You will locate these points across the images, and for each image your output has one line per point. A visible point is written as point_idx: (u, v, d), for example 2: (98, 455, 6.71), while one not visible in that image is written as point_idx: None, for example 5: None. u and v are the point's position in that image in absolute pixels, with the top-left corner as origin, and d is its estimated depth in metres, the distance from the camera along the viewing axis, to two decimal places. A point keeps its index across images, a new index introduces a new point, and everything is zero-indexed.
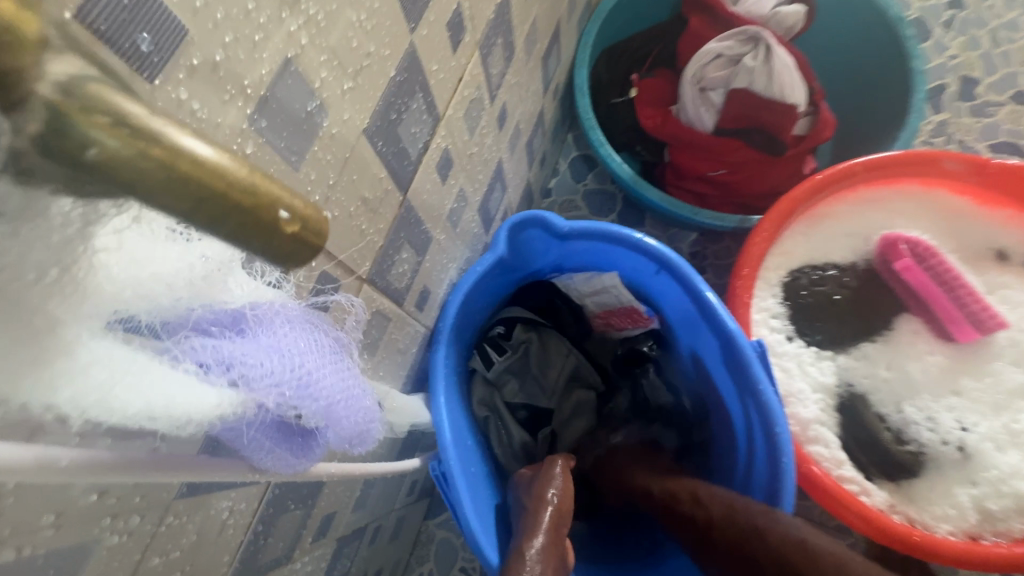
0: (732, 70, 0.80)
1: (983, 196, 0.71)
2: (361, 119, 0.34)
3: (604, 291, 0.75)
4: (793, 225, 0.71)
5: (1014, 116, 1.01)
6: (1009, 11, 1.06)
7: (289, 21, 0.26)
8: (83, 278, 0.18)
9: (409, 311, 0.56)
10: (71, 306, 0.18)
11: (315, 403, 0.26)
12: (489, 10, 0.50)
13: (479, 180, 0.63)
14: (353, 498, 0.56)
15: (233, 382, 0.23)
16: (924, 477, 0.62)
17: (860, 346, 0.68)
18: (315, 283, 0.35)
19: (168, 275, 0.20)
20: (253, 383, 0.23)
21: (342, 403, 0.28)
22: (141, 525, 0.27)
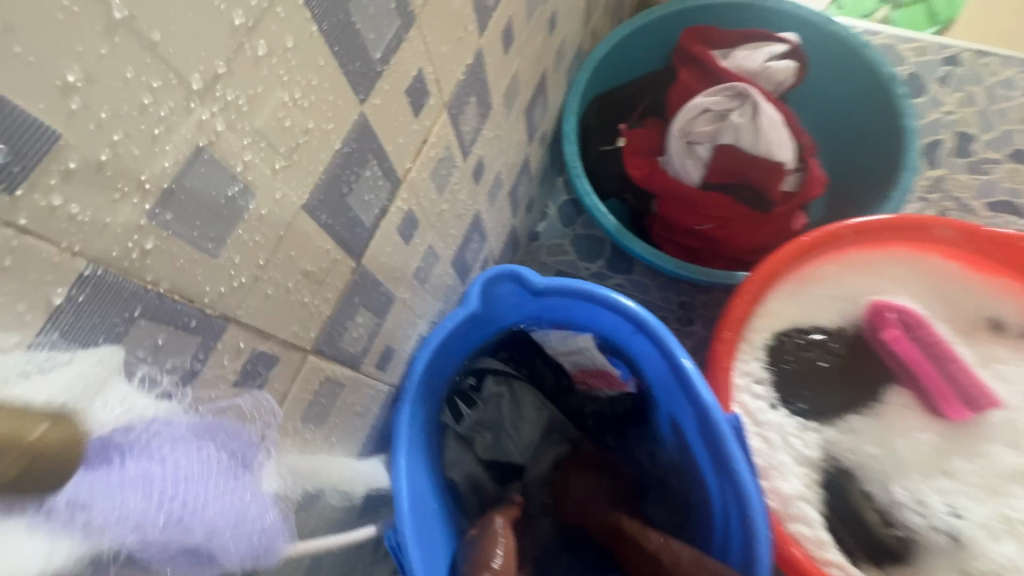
0: (719, 125, 0.79)
1: (976, 262, 0.69)
2: (299, 195, 0.33)
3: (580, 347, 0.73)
4: (778, 287, 0.68)
5: (1012, 175, 0.99)
6: (1005, 69, 1.06)
7: (200, 110, 0.24)
8: None
9: (368, 373, 0.53)
10: None
11: (190, 526, 0.26)
12: (458, 72, 0.49)
13: (452, 234, 0.62)
14: (300, 569, 0.53)
15: (89, 521, 0.23)
16: (913, 565, 0.58)
17: (846, 417, 0.64)
18: (242, 366, 0.33)
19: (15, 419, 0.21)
20: (110, 520, 0.23)
21: (229, 519, 0.28)
22: None
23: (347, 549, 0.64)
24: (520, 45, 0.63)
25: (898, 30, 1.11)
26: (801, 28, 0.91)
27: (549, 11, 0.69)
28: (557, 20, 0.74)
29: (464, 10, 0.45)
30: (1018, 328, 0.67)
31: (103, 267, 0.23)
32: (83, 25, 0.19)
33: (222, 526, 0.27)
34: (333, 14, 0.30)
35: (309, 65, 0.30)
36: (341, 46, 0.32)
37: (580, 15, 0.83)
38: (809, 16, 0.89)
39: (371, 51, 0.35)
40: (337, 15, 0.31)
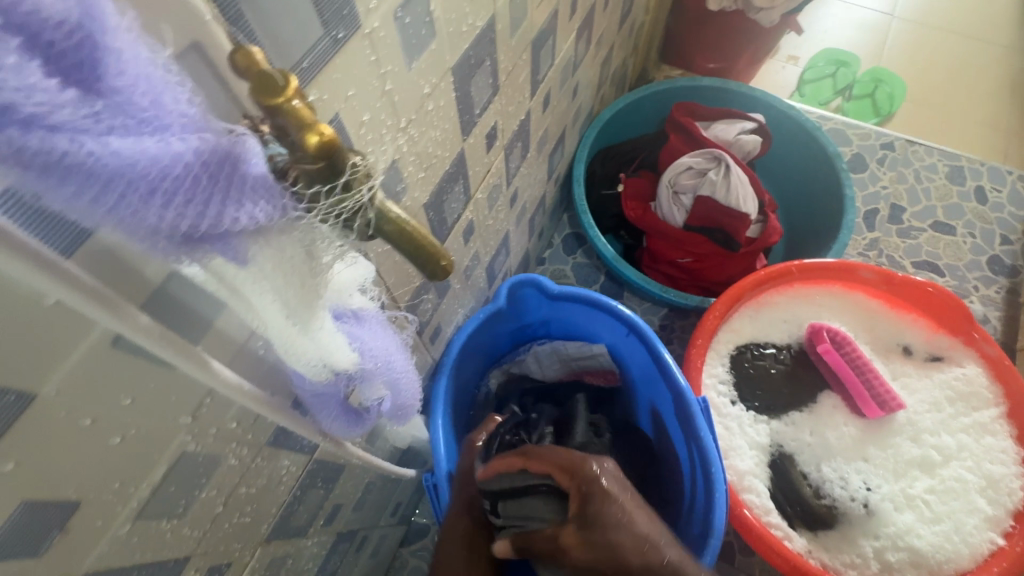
0: (699, 180, 0.99)
1: (892, 301, 0.88)
2: (424, 197, 0.50)
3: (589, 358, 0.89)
4: (740, 309, 0.86)
5: (933, 241, 1.21)
6: (930, 156, 1.30)
7: (400, 139, 0.41)
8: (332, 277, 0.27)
9: (424, 343, 0.69)
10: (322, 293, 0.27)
11: (388, 378, 0.37)
12: (515, 124, 0.67)
13: (490, 244, 0.79)
14: (356, 497, 0.66)
15: (355, 355, 0.33)
16: (837, 529, 0.74)
17: (789, 413, 0.81)
18: None
19: (341, 281, 0.31)
20: (364, 358, 0.34)
21: (403, 383, 0.39)
22: (246, 457, 0.39)
23: (382, 495, 0.77)
24: (552, 107, 0.83)
25: (846, 118, 1.36)
26: (768, 110, 1.14)
27: (574, 83, 0.89)
28: (578, 90, 0.94)
29: (525, 84, 0.64)
30: (924, 354, 0.85)
31: None
32: (375, 92, 0.36)
33: (402, 378, 0.38)
34: (462, 87, 0.48)
35: (446, 116, 0.47)
36: (461, 105, 0.50)
37: (594, 86, 1.04)
38: (773, 102, 1.12)
39: (474, 108, 0.53)
40: (464, 85, 0.49)
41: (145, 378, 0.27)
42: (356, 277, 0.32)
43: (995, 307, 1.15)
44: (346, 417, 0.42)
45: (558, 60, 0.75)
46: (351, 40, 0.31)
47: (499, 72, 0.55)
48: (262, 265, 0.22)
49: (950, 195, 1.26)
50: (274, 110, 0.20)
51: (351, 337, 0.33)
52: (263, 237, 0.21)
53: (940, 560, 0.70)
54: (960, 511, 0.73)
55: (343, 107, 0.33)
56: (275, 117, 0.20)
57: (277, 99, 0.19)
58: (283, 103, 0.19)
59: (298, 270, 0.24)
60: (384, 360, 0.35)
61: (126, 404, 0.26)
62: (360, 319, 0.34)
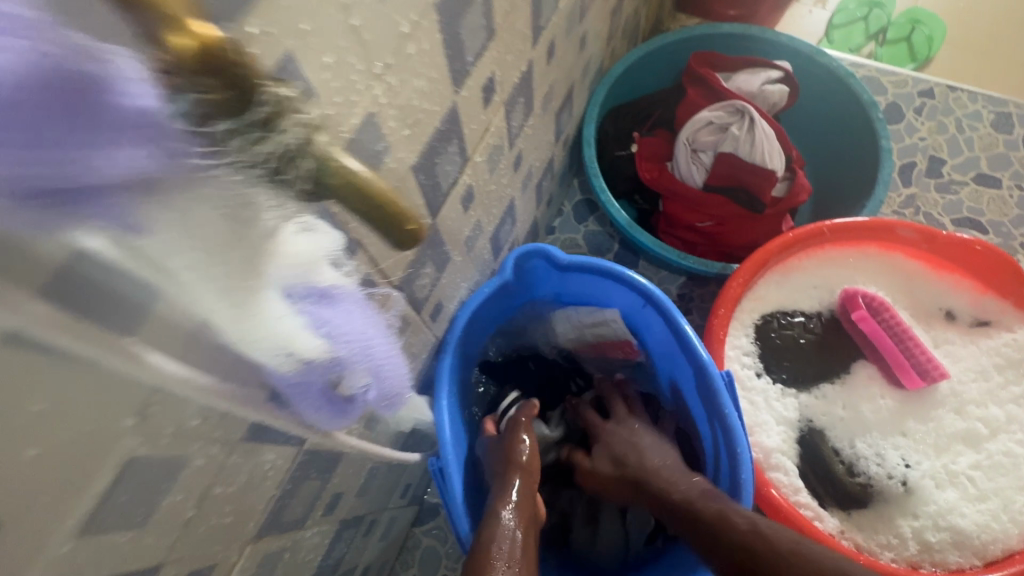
0: (720, 137, 0.91)
1: (934, 262, 0.80)
2: (411, 159, 0.44)
3: (602, 326, 0.82)
4: (765, 275, 0.80)
5: (975, 195, 1.12)
6: (974, 102, 1.19)
7: (376, 88, 0.35)
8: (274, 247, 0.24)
9: (425, 321, 0.64)
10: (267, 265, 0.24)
11: (368, 365, 0.34)
12: (515, 76, 0.60)
13: (494, 213, 0.73)
14: (358, 483, 0.63)
15: (323, 340, 0.29)
16: (872, 508, 0.69)
17: (820, 387, 0.76)
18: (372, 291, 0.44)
19: (300, 252, 0.26)
20: (332, 343, 0.30)
21: (388, 371, 0.36)
22: (219, 454, 0.35)
23: (389, 478, 0.74)
24: (558, 58, 0.75)
25: (881, 64, 1.25)
26: (795, 56, 1.04)
27: (581, 32, 0.81)
28: (587, 40, 0.86)
29: (525, 29, 0.57)
30: (968, 319, 0.78)
31: None
32: (339, 30, 0.30)
33: (382, 364, 0.35)
34: (449, 28, 0.42)
35: (432, 63, 0.41)
36: (450, 50, 0.43)
37: (604, 36, 0.95)
38: (801, 47, 1.03)
39: (466, 55, 0.47)
40: (452, 24, 0.42)
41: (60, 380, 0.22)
42: (318, 249, 0.27)
43: None
44: (329, 409, 0.38)
45: (562, 3, 0.67)
46: None
47: (494, 12, 0.49)
48: (164, 231, 0.20)
49: (995, 144, 1.15)
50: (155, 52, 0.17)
51: (312, 317, 0.28)
52: (161, 195, 0.19)
53: (986, 540, 0.65)
54: (1008, 487, 0.67)
55: (295, 44, 0.27)
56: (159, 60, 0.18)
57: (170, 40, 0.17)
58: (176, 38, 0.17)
59: (216, 236, 0.21)
60: (356, 344, 0.31)
61: (36, 410, 0.22)
62: (330, 298, 0.29)
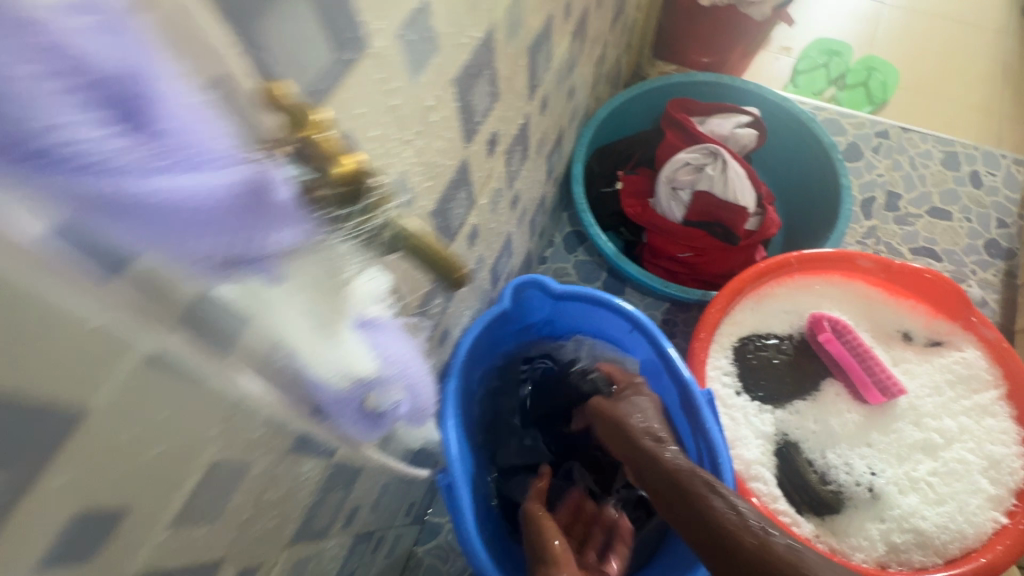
0: (697, 176, 1.01)
1: (892, 288, 0.89)
2: (430, 204, 0.51)
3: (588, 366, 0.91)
4: (741, 301, 0.88)
5: (930, 227, 1.22)
6: (925, 142, 1.31)
7: (406, 151, 0.42)
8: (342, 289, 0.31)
9: (434, 346, 0.70)
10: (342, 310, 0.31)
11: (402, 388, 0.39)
12: (514, 129, 0.68)
13: (494, 248, 0.80)
14: (371, 499, 0.68)
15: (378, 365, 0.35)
16: (843, 514, 0.75)
17: (794, 403, 0.83)
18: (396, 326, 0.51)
19: (370, 295, 0.33)
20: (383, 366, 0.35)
21: (413, 393, 0.41)
22: (271, 464, 0.40)
23: (397, 494, 0.79)
24: (550, 109, 0.84)
25: (840, 108, 1.37)
26: (761, 103, 1.15)
27: (569, 85, 0.90)
28: (574, 90, 0.95)
29: (524, 88, 0.66)
30: (924, 339, 0.86)
31: None
32: (381, 110, 0.37)
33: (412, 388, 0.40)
34: (462, 97, 0.49)
35: (449, 126, 0.49)
36: (462, 114, 0.51)
37: (590, 85, 1.05)
38: (767, 95, 1.14)
39: (475, 116, 0.54)
40: (465, 94, 0.50)
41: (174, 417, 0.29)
42: (375, 294, 0.34)
43: (993, 291, 1.16)
44: (362, 421, 0.44)
45: (553, 63, 0.76)
46: (358, 62, 0.32)
47: (498, 80, 0.57)
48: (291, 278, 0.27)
49: (945, 180, 1.27)
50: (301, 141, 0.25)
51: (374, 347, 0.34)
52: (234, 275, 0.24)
53: (945, 540, 0.72)
54: (963, 492, 0.75)
55: (354, 124, 0.34)
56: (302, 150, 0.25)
57: (304, 134, 0.25)
58: (310, 136, 0.25)
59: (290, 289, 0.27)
60: (400, 368, 0.37)
61: (155, 452, 0.28)
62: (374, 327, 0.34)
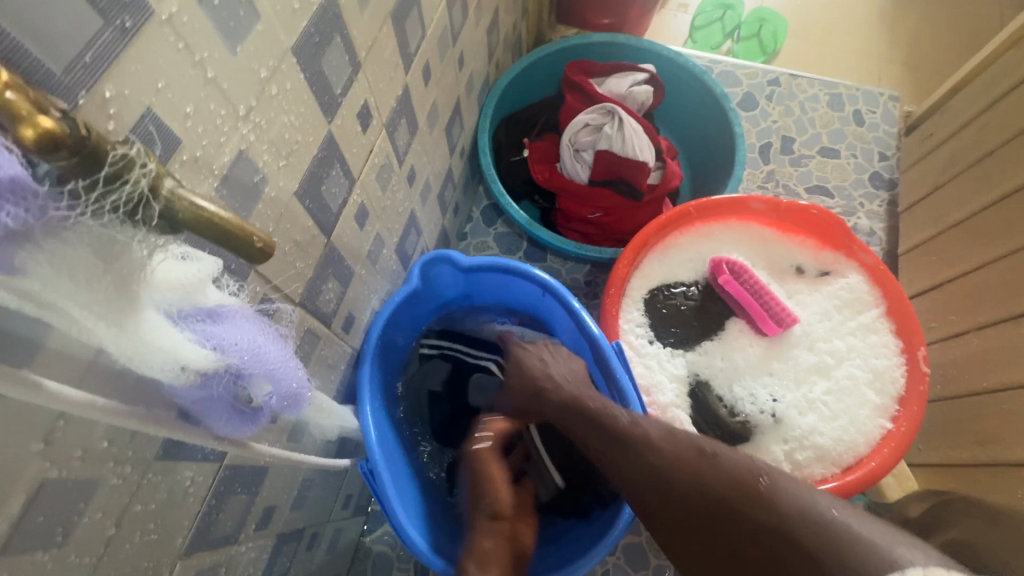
0: (597, 136, 1.02)
1: (783, 227, 0.94)
2: (292, 184, 0.49)
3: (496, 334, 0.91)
4: (647, 254, 0.91)
5: (822, 166, 1.30)
6: (812, 87, 1.38)
7: (242, 128, 0.40)
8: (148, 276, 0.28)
9: (337, 333, 0.68)
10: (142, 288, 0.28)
11: (264, 370, 0.37)
12: (391, 100, 0.66)
13: (394, 226, 0.78)
14: (291, 496, 0.66)
15: (215, 351, 0.33)
16: (752, 441, 0.81)
17: (702, 344, 0.87)
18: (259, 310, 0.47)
19: (180, 274, 0.30)
20: (227, 352, 0.33)
21: (282, 374, 0.39)
22: (132, 474, 0.38)
23: (325, 488, 0.77)
24: (437, 78, 0.82)
25: (735, 60, 1.42)
26: (656, 59, 1.17)
27: (457, 52, 0.88)
28: (465, 58, 0.93)
29: (394, 58, 0.63)
30: (814, 270, 0.92)
31: None
32: (196, 83, 0.34)
33: (276, 368, 0.38)
34: (311, 67, 0.47)
35: (298, 99, 0.46)
36: (315, 86, 0.48)
37: (484, 52, 1.03)
38: (660, 51, 1.16)
39: (334, 88, 0.52)
40: (313, 63, 0.47)
41: None
42: (196, 274, 0.31)
43: (879, 220, 1.25)
44: (237, 417, 0.41)
45: (430, 29, 0.73)
46: (144, 27, 0.29)
47: (357, 48, 0.54)
48: (42, 271, 0.23)
49: (832, 121, 1.34)
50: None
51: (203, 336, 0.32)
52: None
53: (841, 451, 0.78)
54: (854, 405, 0.82)
55: (156, 101, 0.32)
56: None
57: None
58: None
59: (88, 264, 0.25)
60: (253, 351, 0.35)
61: None
62: (218, 315, 0.33)
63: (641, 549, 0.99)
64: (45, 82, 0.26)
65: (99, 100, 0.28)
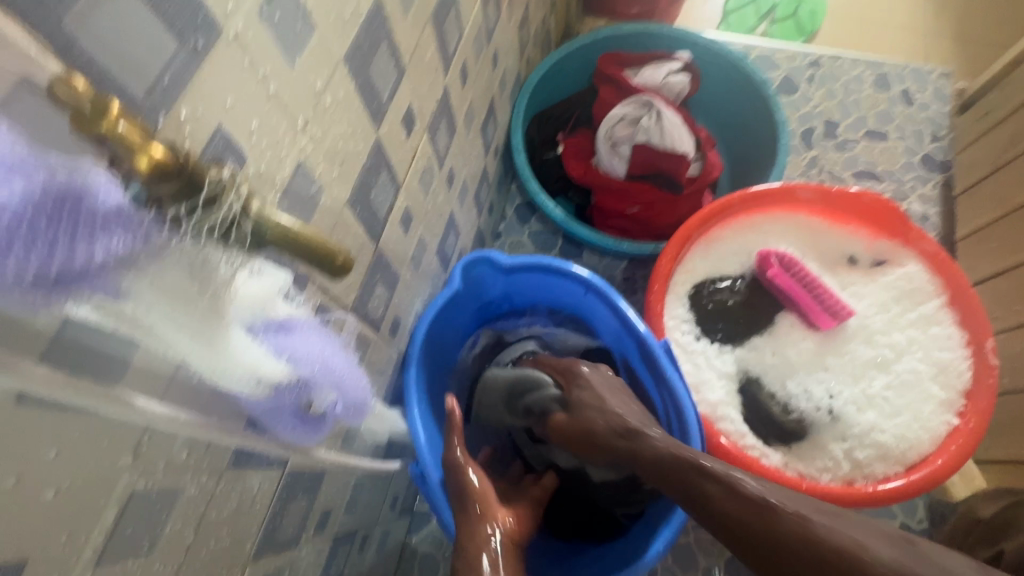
0: (634, 129, 1.00)
1: (834, 216, 0.91)
2: (344, 192, 0.49)
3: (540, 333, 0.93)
4: (691, 249, 0.89)
5: (869, 150, 1.24)
6: (855, 67, 1.33)
7: (301, 140, 0.40)
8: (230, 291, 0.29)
9: (385, 338, 0.69)
10: (225, 305, 0.28)
11: (331, 378, 0.38)
12: (433, 103, 0.66)
13: (435, 229, 0.79)
14: (345, 499, 0.67)
15: (288, 363, 0.33)
16: (807, 439, 0.78)
17: (751, 339, 0.85)
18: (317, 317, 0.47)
19: (251, 290, 0.30)
20: (298, 364, 0.34)
21: (346, 381, 0.40)
22: (208, 483, 0.39)
23: (376, 490, 0.78)
24: (473, 78, 0.82)
25: (771, 43, 1.37)
26: (691, 47, 1.14)
27: (492, 51, 0.87)
28: (498, 56, 0.92)
29: (435, 60, 0.63)
30: (868, 260, 0.89)
31: None
32: (260, 98, 0.35)
33: (342, 376, 0.39)
34: (361, 75, 0.47)
35: (349, 108, 0.46)
36: (365, 94, 0.49)
37: (517, 50, 1.02)
38: (696, 38, 1.13)
39: (381, 95, 0.52)
40: (362, 71, 0.47)
41: (67, 452, 0.27)
42: (268, 288, 0.32)
43: (933, 204, 1.19)
44: (302, 424, 0.42)
45: (467, 29, 0.73)
46: (215, 47, 0.30)
47: (401, 53, 0.54)
48: (141, 294, 0.24)
49: (878, 102, 1.29)
50: (101, 138, 0.21)
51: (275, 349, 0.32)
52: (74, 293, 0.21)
53: (904, 448, 0.75)
54: (916, 400, 0.78)
55: (226, 118, 0.32)
56: (105, 146, 0.21)
57: (105, 124, 0.21)
58: (111, 130, 0.21)
59: None
60: (320, 361, 0.36)
61: (50, 496, 0.27)
62: (286, 327, 0.34)
63: (689, 548, 0.98)
64: (130, 107, 0.26)
65: (176, 121, 0.29)
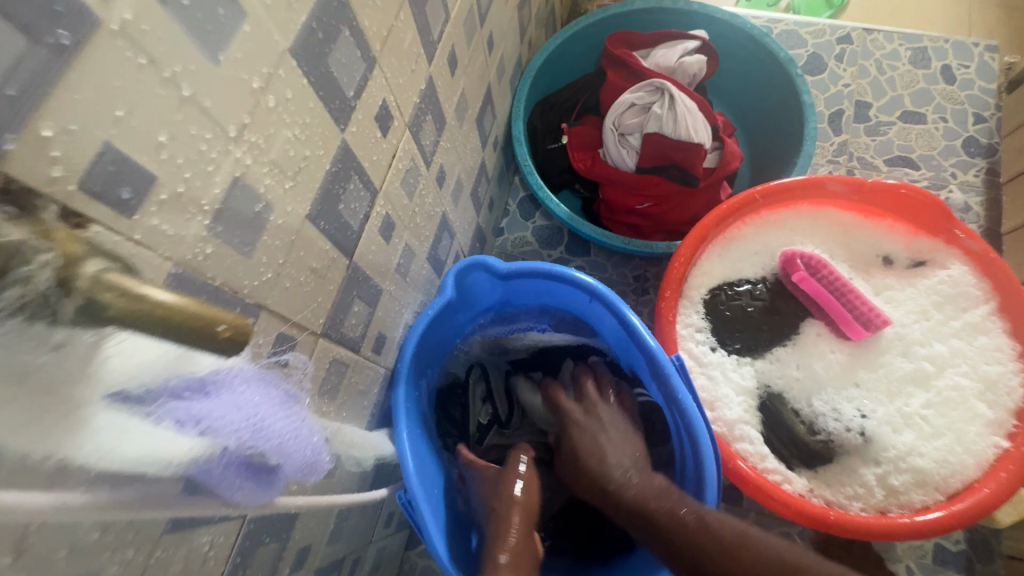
0: (644, 117, 0.91)
1: (866, 211, 0.82)
2: (304, 206, 0.43)
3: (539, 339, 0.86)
4: (707, 250, 0.81)
5: (904, 133, 1.14)
6: (890, 42, 1.21)
7: (235, 151, 0.34)
8: (95, 369, 0.26)
9: (368, 357, 0.63)
10: (84, 390, 0.26)
11: (268, 437, 0.35)
12: (415, 96, 0.59)
13: (425, 233, 0.72)
14: (328, 530, 0.62)
15: (200, 435, 0.30)
16: (837, 462, 0.71)
17: (774, 351, 0.77)
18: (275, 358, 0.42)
19: (140, 359, 0.27)
20: (215, 434, 0.31)
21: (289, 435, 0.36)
22: (137, 556, 0.33)
23: (366, 513, 0.73)
24: (465, 66, 0.74)
25: (797, 17, 1.26)
26: (709, 23, 1.04)
27: (486, 34, 0.79)
28: (495, 39, 0.84)
29: (415, 47, 0.56)
30: (906, 261, 0.80)
31: (182, 268, 0.32)
32: (168, 105, 0.28)
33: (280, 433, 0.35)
34: (317, 69, 0.40)
35: (304, 108, 0.40)
36: (323, 90, 0.42)
37: (516, 31, 0.93)
38: (713, 14, 1.03)
39: (346, 90, 0.45)
40: (317, 64, 0.40)
41: None
42: (167, 351, 0.28)
43: (976, 193, 1.08)
44: (248, 484, 0.35)
45: (455, 10, 0.65)
46: (89, 43, 0.23)
47: (370, 41, 0.47)
48: None
49: (916, 80, 1.17)
50: None
51: (180, 422, 0.30)
52: None
53: (946, 475, 0.67)
54: (960, 420, 0.70)
55: (115, 133, 0.26)
56: None
57: None
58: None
59: (5, 388, 0.23)
60: (246, 425, 0.33)
61: None
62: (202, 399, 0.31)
63: None
64: None
65: (36, 142, 0.23)
